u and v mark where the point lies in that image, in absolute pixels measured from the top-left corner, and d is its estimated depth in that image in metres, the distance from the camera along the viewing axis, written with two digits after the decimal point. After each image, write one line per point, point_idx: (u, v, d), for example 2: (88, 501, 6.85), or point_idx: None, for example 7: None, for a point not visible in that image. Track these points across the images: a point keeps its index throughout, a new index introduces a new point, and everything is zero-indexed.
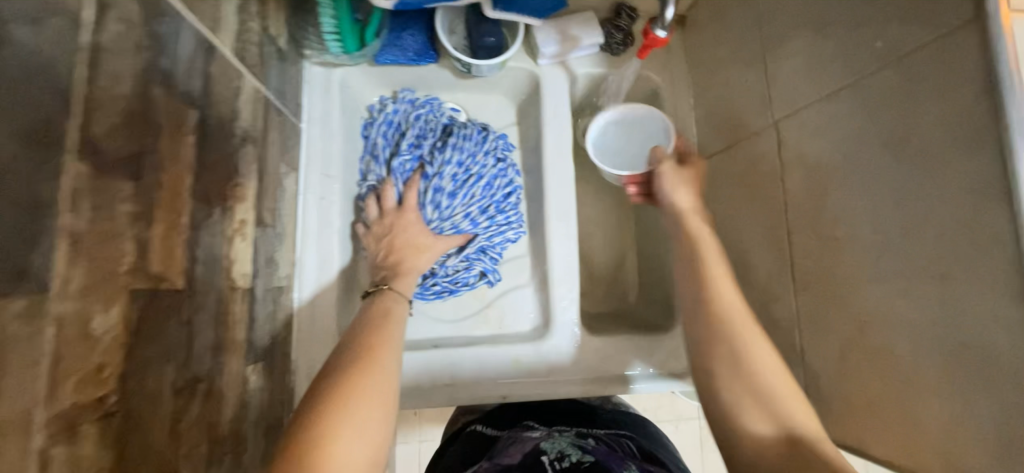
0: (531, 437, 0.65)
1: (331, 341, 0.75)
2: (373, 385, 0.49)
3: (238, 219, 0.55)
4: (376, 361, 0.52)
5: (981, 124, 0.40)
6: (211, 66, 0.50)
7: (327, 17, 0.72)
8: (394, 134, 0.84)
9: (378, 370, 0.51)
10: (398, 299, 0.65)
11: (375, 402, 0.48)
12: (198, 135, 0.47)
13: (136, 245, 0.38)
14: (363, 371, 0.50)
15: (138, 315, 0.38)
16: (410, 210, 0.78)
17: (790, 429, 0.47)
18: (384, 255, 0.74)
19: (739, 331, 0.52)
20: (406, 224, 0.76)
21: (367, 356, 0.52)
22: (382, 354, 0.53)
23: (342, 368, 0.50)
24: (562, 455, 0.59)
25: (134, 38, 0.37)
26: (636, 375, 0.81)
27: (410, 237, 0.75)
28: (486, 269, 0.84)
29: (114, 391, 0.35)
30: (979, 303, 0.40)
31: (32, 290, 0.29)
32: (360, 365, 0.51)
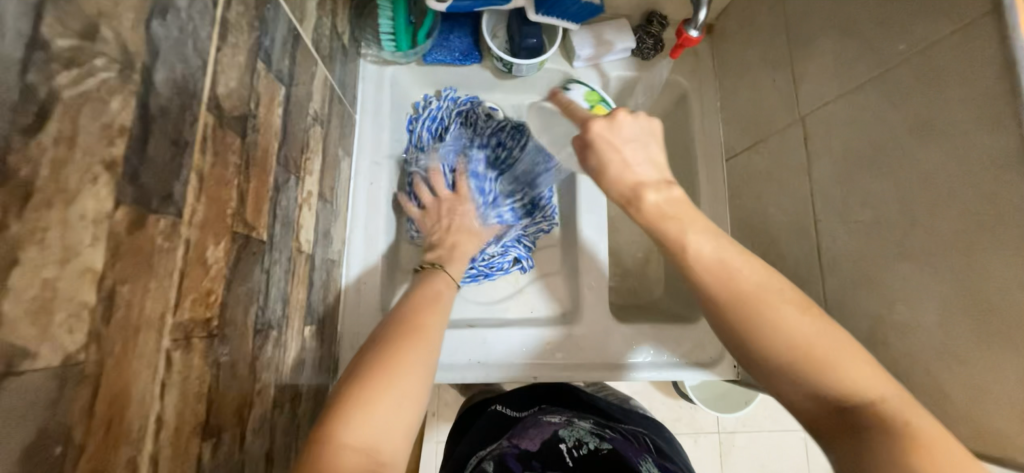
0: (550, 422, 0.69)
1: (375, 315, 0.80)
2: (417, 356, 0.49)
3: (306, 190, 0.61)
4: (422, 334, 0.52)
5: (1002, 105, 0.44)
6: (297, 51, 0.57)
7: (385, 18, 0.80)
8: (438, 129, 0.90)
9: (424, 343, 0.51)
10: (449, 283, 0.66)
11: (417, 373, 0.48)
12: (284, 108, 0.53)
13: (238, 194, 0.44)
14: (409, 341, 0.51)
15: (235, 254, 0.43)
16: (465, 198, 0.82)
17: (833, 395, 0.41)
18: (439, 237, 0.77)
19: (733, 299, 0.44)
20: (462, 210, 0.81)
21: (414, 329, 0.53)
22: (427, 330, 0.54)
23: (389, 337, 0.51)
24: (580, 443, 0.63)
25: (248, 17, 0.44)
26: (639, 361, 0.83)
27: (466, 222, 0.79)
28: (521, 255, 0.88)
29: (216, 317, 0.40)
30: (1008, 270, 0.43)
31: (172, 212, 0.34)
32: (406, 336, 0.51)
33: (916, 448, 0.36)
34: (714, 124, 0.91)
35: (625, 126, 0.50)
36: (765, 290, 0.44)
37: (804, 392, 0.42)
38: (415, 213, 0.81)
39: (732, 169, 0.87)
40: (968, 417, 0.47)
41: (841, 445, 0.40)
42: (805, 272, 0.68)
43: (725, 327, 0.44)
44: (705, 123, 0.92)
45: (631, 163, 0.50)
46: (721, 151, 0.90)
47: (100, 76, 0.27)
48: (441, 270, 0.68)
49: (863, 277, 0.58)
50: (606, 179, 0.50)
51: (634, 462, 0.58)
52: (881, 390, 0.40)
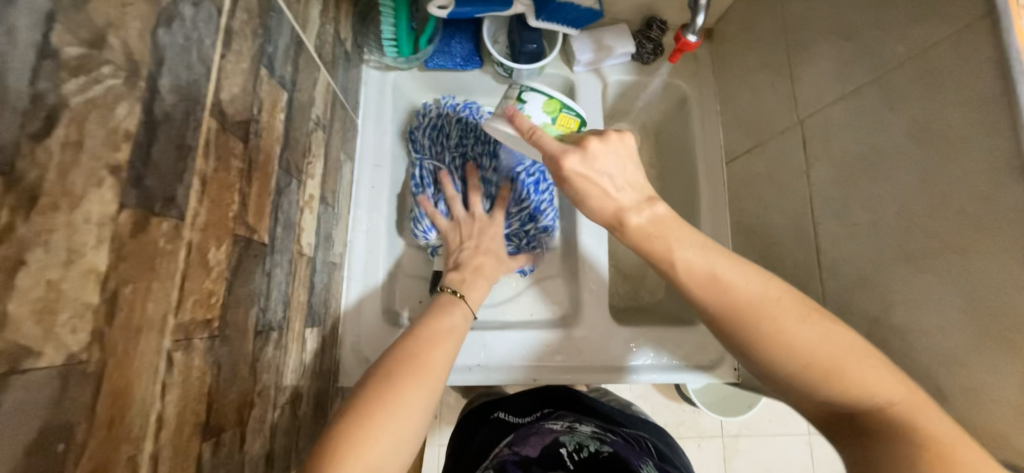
0: (551, 429, 0.71)
1: (377, 317, 0.80)
2: (419, 400, 0.49)
3: (308, 193, 0.62)
4: (427, 375, 0.52)
5: (998, 108, 0.44)
6: (300, 57, 0.58)
7: (387, 26, 0.81)
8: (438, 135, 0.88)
9: (427, 387, 0.51)
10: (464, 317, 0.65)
11: (415, 419, 0.48)
12: (286, 113, 0.54)
13: (240, 197, 0.44)
14: (413, 383, 0.50)
15: (237, 257, 0.44)
16: (497, 222, 0.83)
17: (854, 398, 0.42)
18: (468, 255, 0.78)
19: (747, 309, 0.45)
20: (492, 233, 0.82)
21: (422, 369, 0.52)
22: (434, 371, 0.53)
23: (395, 374, 0.50)
24: (580, 446, 0.66)
25: (251, 25, 0.45)
26: (640, 365, 0.83)
27: (495, 248, 0.80)
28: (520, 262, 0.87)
29: (217, 318, 0.41)
30: (1004, 273, 0.43)
31: (175, 215, 0.35)
32: (412, 377, 0.51)
33: (927, 448, 0.38)
34: (714, 127, 0.92)
35: (601, 156, 0.51)
36: (778, 296, 0.45)
37: (821, 396, 0.44)
38: (443, 225, 0.82)
39: (732, 172, 0.87)
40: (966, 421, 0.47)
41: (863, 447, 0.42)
42: (805, 275, 0.68)
43: (743, 336, 0.45)
44: (705, 126, 0.92)
45: (610, 192, 0.51)
46: (721, 154, 0.90)
47: (106, 83, 0.28)
48: (459, 300, 0.69)
49: (862, 280, 0.58)
50: (588, 209, 0.52)
51: (634, 466, 0.60)
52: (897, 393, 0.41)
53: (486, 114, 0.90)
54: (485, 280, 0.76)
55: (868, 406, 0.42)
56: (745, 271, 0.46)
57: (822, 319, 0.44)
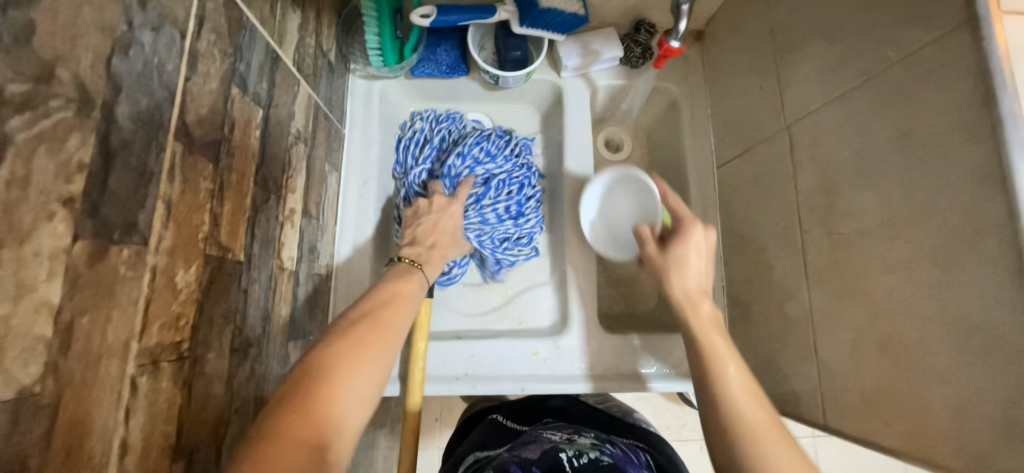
0: (550, 438, 0.68)
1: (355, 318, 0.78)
2: (380, 359, 0.50)
3: (288, 207, 0.62)
4: (386, 335, 0.53)
5: (980, 117, 0.42)
6: (276, 72, 0.58)
7: (372, 35, 0.81)
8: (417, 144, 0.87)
9: (387, 347, 0.52)
10: (421, 286, 0.65)
11: (376, 377, 0.49)
12: (263, 130, 0.54)
13: (212, 218, 0.45)
14: (372, 343, 0.51)
15: (208, 277, 0.44)
16: (457, 202, 0.78)
17: None
18: (423, 230, 0.75)
19: (749, 422, 0.52)
20: (453, 212, 0.78)
21: (379, 329, 0.53)
22: (392, 333, 0.54)
23: (354, 335, 0.50)
24: (580, 452, 0.62)
25: (221, 46, 0.45)
26: (652, 373, 0.82)
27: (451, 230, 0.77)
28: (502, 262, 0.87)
29: (187, 339, 0.41)
30: (985, 287, 0.42)
31: (138, 242, 0.35)
32: (371, 336, 0.51)
33: None
34: (704, 131, 0.90)
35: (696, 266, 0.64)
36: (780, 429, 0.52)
37: None
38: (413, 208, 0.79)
39: (723, 177, 0.86)
40: (950, 436, 0.45)
41: None
42: (792, 283, 0.67)
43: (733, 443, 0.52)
44: (694, 130, 0.91)
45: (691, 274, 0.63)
46: (712, 159, 0.89)
47: (56, 117, 0.29)
48: (417, 270, 0.67)
49: (847, 289, 0.57)
50: (683, 273, 0.64)
51: None
52: None
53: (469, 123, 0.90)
54: (441, 256, 0.74)
55: None
56: (763, 399, 0.55)
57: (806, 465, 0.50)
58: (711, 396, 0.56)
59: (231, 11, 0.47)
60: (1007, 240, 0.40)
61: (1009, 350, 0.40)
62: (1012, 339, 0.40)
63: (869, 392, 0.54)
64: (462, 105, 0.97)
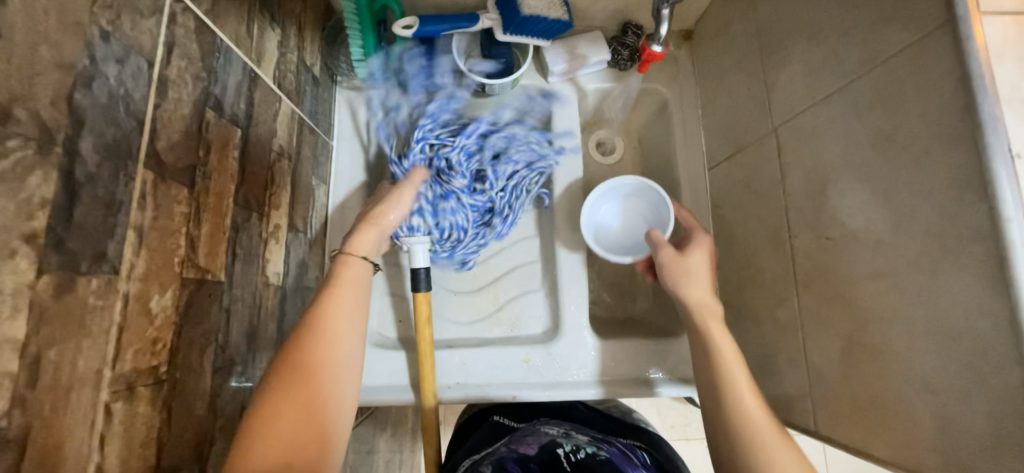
0: (548, 433, 0.65)
1: None
2: (332, 357, 0.51)
3: (273, 223, 0.63)
4: (333, 332, 0.52)
5: (957, 122, 0.41)
6: (255, 92, 0.58)
7: (356, 47, 0.80)
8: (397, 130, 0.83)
9: (337, 342, 0.52)
10: (363, 268, 0.60)
11: (336, 375, 0.50)
12: (242, 150, 0.55)
13: (188, 240, 0.45)
14: (319, 345, 0.51)
15: (187, 299, 0.45)
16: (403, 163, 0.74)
17: None
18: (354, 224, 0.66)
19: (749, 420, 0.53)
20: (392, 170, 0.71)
21: (323, 327, 0.52)
22: (339, 324, 0.53)
23: (298, 343, 0.50)
24: (578, 448, 0.60)
25: (193, 71, 0.46)
26: (659, 379, 0.82)
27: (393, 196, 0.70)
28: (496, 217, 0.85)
29: (164, 362, 0.42)
30: (967, 295, 0.41)
31: (109, 270, 0.36)
32: (315, 338, 0.51)
33: None
34: (695, 132, 0.89)
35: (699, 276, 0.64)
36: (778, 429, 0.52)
37: None
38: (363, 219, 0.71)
39: (714, 179, 0.85)
40: (935, 445, 0.44)
41: None
42: (782, 288, 0.66)
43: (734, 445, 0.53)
44: (685, 132, 0.90)
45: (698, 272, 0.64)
46: (704, 161, 0.88)
47: (15, 156, 0.29)
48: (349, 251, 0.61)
49: (834, 294, 0.56)
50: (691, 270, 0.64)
51: None
52: None
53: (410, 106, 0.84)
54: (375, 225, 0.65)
55: None
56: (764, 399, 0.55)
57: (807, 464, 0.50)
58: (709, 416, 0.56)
59: (203, 36, 0.48)
60: (987, 247, 0.39)
61: (993, 361, 0.39)
62: (995, 351, 0.39)
63: (858, 400, 0.53)
64: None
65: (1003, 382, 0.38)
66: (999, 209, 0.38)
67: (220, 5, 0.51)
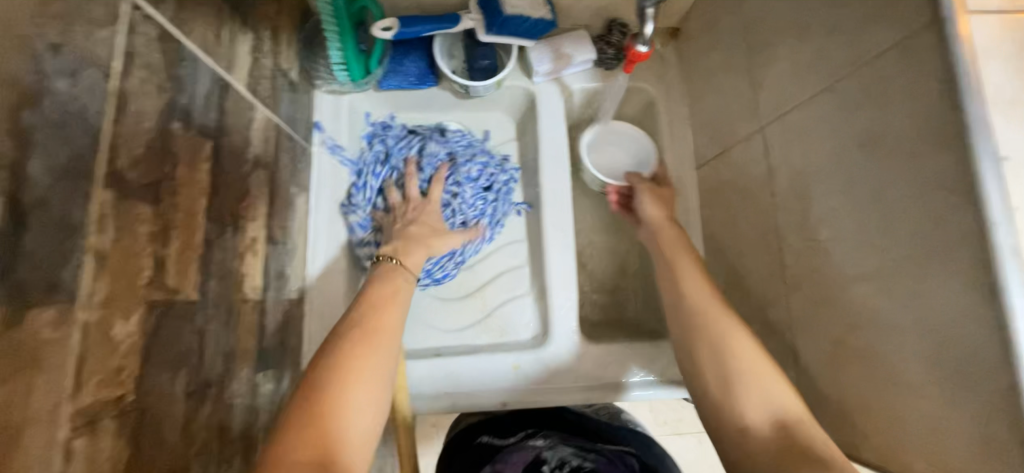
0: (534, 446, 0.65)
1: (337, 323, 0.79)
2: (370, 363, 0.50)
3: (250, 236, 0.61)
4: (375, 337, 0.52)
5: (945, 125, 0.41)
6: (226, 100, 0.55)
7: (334, 50, 0.76)
8: (367, 147, 0.89)
9: (377, 350, 0.51)
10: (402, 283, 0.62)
11: (370, 382, 0.49)
12: (213, 163, 0.52)
13: (155, 261, 0.43)
14: (360, 349, 0.50)
15: (155, 323, 0.43)
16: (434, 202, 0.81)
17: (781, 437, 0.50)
18: (401, 228, 0.76)
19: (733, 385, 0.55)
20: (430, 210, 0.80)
21: (367, 332, 0.52)
22: (382, 333, 0.53)
23: (341, 344, 0.50)
24: (563, 463, 0.60)
25: (155, 81, 0.44)
26: (634, 382, 0.80)
27: (434, 222, 0.78)
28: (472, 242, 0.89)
29: (132, 391, 0.40)
30: (954, 301, 0.40)
31: (63, 300, 0.34)
32: (358, 343, 0.51)
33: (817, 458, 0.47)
34: (683, 130, 0.88)
35: (686, 267, 0.66)
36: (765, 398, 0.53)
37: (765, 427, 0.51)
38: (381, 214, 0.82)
39: (702, 179, 0.84)
40: (924, 451, 0.44)
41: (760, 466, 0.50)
42: (770, 289, 0.66)
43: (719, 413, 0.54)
44: (672, 131, 0.89)
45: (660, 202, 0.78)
46: (692, 160, 0.87)
47: None
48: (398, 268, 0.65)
49: (823, 297, 0.55)
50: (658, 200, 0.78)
51: None
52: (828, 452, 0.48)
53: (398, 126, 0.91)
54: (420, 246, 0.72)
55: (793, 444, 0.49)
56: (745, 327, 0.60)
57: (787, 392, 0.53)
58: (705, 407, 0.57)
59: (167, 44, 0.45)
60: (976, 253, 0.39)
61: (981, 367, 0.39)
62: (983, 359, 0.38)
63: (847, 405, 0.52)
64: (432, 114, 0.95)
65: (989, 388, 0.38)
66: (986, 214, 0.37)
67: (185, 11, 0.48)
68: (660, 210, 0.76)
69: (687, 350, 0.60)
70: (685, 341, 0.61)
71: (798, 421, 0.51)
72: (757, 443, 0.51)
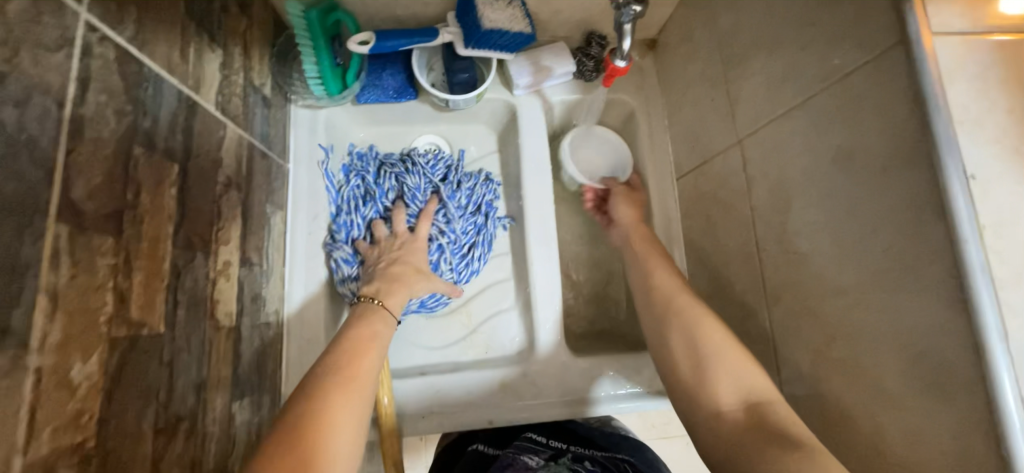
0: (528, 465, 0.63)
1: (319, 348, 0.77)
2: (347, 398, 0.50)
3: (222, 260, 0.58)
4: (357, 363, 0.54)
5: (913, 142, 0.42)
6: (194, 120, 0.53)
7: (310, 64, 0.75)
8: (344, 181, 0.86)
9: (353, 386, 0.51)
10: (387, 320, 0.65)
11: (347, 417, 0.48)
12: (181, 186, 0.50)
13: (116, 294, 0.41)
14: (337, 385, 0.50)
15: (118, 361, 0.41)
16: (420, 239, 0.81)
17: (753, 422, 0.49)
18: (385, 266, 0.76)
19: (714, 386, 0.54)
20: (415, 248, 0.80)
21: (344, 369, 0.52)
22: (359, 370, 0.53)
23: (317, 382, 0.50)
24: None
25: (115, 105, 0.41)
26: (603, 397, 0.79)
27: (418, 262, 0.78)
28: (456, 266, 0.86)
29: (92, 436, 0.38)
30: (931, 315, 0.41)
31: (13, 346, 0.32)
32: (335, 379, 0.51)
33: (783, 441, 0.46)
34: (663, 142, 0.89)
35: (662, 273, 0.66)
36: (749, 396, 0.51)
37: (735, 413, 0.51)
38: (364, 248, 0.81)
39: (683, 189, 0.85)
40: (901, 462, 0.45)
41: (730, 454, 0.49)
42: (752, 300, 0.66)
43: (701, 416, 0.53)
44: (653, 141, 0.89)
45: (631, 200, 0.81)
46: (671, 170, 0.88)
47: None
48: (381, 308, 0.66)
49: (803, 308, 0.56)
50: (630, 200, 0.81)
51: None
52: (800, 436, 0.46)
53: (380, 156, 0.89)
54: (404, 286, 0.73)
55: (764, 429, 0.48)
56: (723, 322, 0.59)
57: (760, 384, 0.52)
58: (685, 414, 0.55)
59: (126, 65, 0.43)
60: (948, 266, 0.39)
61: (956, 380, 0.39)
62: (959, 372, 0.39)
63: (828, 415, 0.53)
64: (413, 128, 0.94)
65: (964, 400, 0.39)
66: (956, 231, 0.38)
67: (147, 30, 0.46)
68: (631, 211, 0.80)
69: (661, 343, 0.60)
70: (659, 337, 0.61)
71: (769, 401, 0.50)
72: (731, 427, 0.50)
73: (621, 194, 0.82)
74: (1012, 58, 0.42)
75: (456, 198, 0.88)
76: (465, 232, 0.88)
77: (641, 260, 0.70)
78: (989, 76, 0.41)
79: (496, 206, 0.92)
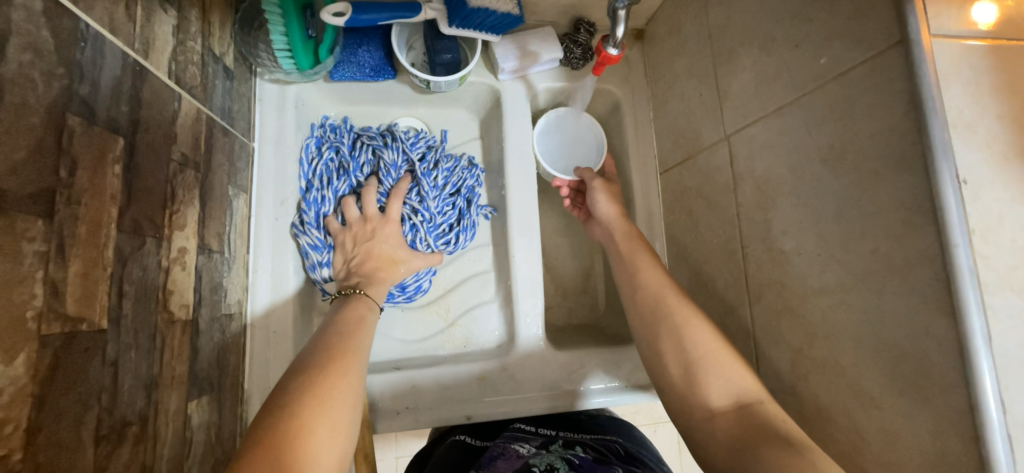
0: (518, 455, 0.60)
1: (291, 341, 0.73)
2: (325, 424, 0.45)
3: (177, 247, 0.52)
4: (352, 347, 0.56)
5: (907, 146, 0.41)
6: (141, 88, 0.47)
7: (277, 34, 0.68)
8: (316, 154, 0.80)
9: (332, 409, 0.47)
10: (371, 307, 0.67)
11: (325, 444, 0.44)
12: (127, 164, 0.44)
13: (47, 286, 0.36)
14: (313, 408, 0.46)
15: (52, 361, 0.36)
16: (392, 221, 0.77)
17: (744, 428, 0.50)
18: (359, 262, 0.74)
19: (702, 389, 0.55)
20: (388, 233, 0.76)
21: (320, 390, 0.48)
22: (336, 391, 0.49)
23: (290, 404, 0.45)
24: (551, 466, 0.55)
25: (43, 67, 0.36)
26: (599, 390, 0.78)
27: (391, 248, 0.75)
28: (431, 245, 0.83)
29: (20, 448, 0.33)
30: (917, 319, 0.41)
31: None
32: (308, 401, 0.46)
33: (773, 440, 0.47)
34: (647, 134, 0.88)
35: (649, 271, 0.65)
36: (738, 400, 0.53)
37: (730, 422, 0.52)
38: (335, 228, 0.76)
39: (665, 183, 0.84)
40: (881, 458, 0.46)
41: (722, 457, 0.51)
42: (733, 298, 0.67)
43: (695, 424, 0.55)
44: (638, 135, 0.88)
45: (609, 196, 0.76)
46: (655, 163, 0.87)
47: None
48: (364, 296, 0.68)
49: (785, 308, 0.57)
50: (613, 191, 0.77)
51: None
52: (790, 428, 0.48)
53: (356, 131, 0.83)
54: (382, 279, 0.72)
55: (754, 433, 0.49)
56: (710, 321, 0.59)
57: (747, 387, 0.53)
58: (680, 417, 0.57)
59: (57, 20, 0.37)
60: (936, 270, 0.40)
61: (937, 383, 0.40)
62: (943, 375, 0.40)
63: (807, 410, 0.54)
64: (391, 109, 0.89)
65: (945, 401, 0.40)
66: (947, 236, 0.39)
67: None
68: (615, 205, 0.75)
69: (652, 347, 0.61)
70: (650, 340, 0.61)
71: (760, 401, 0.52)
72: (723, 428, 0.52)
73: (603, 186, 0.77)
74: (1001, 65, 0.42)
75: (432, 177, 0.83)
76: (440, 212, 0.84)
77: (625, 258, 0.69)
78: (981, 82, 0.41)
79: (478, 193, 0.88)
